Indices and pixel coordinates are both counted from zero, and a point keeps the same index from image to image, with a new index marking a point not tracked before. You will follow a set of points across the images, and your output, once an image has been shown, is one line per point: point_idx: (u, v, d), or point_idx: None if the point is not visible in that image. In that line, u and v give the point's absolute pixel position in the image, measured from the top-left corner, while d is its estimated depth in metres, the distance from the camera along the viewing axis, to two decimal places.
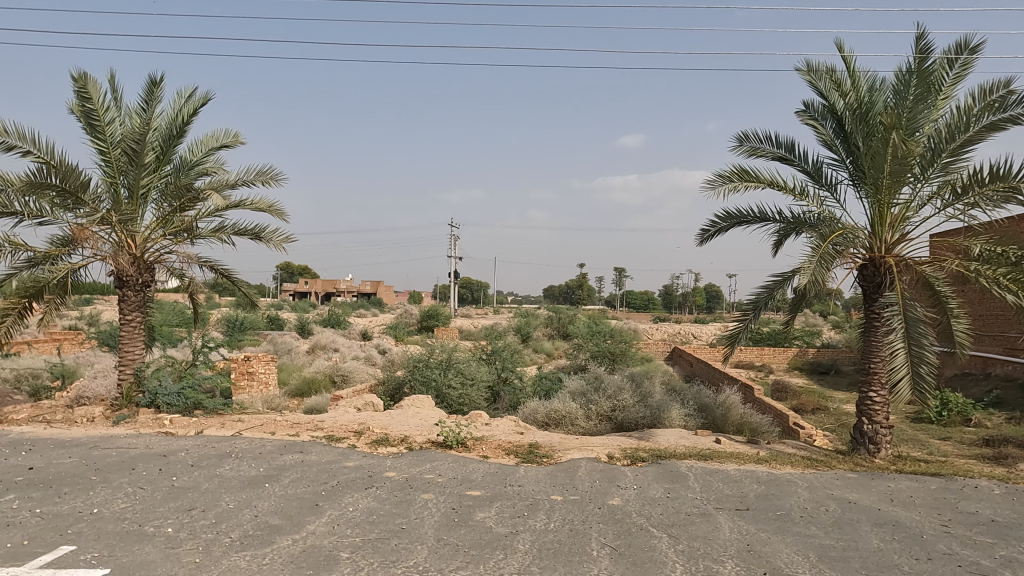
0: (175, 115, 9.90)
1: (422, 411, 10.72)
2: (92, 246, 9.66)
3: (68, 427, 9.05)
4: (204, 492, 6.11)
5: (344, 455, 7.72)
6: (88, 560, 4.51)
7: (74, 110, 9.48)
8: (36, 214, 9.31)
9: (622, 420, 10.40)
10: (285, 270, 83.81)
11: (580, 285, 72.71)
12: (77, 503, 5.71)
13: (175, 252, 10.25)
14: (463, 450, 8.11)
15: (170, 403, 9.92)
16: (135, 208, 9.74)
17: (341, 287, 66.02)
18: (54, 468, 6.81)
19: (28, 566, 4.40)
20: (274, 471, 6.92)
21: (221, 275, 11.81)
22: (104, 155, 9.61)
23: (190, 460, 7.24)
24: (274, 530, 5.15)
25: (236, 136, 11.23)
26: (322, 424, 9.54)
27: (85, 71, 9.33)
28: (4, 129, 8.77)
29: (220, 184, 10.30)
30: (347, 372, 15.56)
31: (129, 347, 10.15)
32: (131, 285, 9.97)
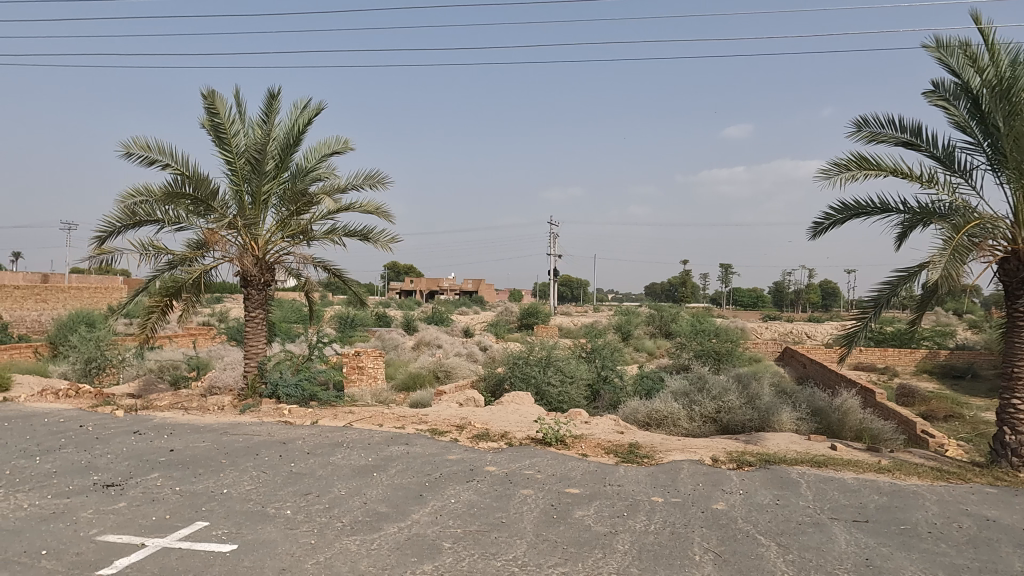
0: (292, 125, 10.59)
1: (522, 407, 10.85)
2: (221, 249, 10.54)
3: (203, 414, 9.95)
4: (319, 479, 6.50)
5: (446, 448, 7.95)
6: (220, 535, 4.95)
7: (205, 125, 10.36)
8: (174, 220, 10.26)
9: (728, 422, 9.98)
10: (392, 269, 87.55)
11: (683, 282, 70.74)
12: (210, 483, 6.27)
13: (292, 253, 10.96)
14: (562, 447, 8.13)
15: (289, 394, 10.66)
16: (257, 213, 10.52)
17: (445, 285, 68.02)
18: (190, 451, 7.51)
19: (171, 538, 4.89)
20: (382, 461, 7.26)
21: (333, 274, 12.52)
22: (231, 165, 10.45)
23: (306, 448, 7.75)
24: (382, 518, 5.40)
25: (346, 143, 11.87)
26: (426, 417, 9.89)
27: (214, 89, 10.18)
28: (146, 145, 9.74)
29: (333, 189, 10.90)
30: (451, 368, 16.06)
31: (253, 342, 10.97)
32: (255, 285, 10.78)
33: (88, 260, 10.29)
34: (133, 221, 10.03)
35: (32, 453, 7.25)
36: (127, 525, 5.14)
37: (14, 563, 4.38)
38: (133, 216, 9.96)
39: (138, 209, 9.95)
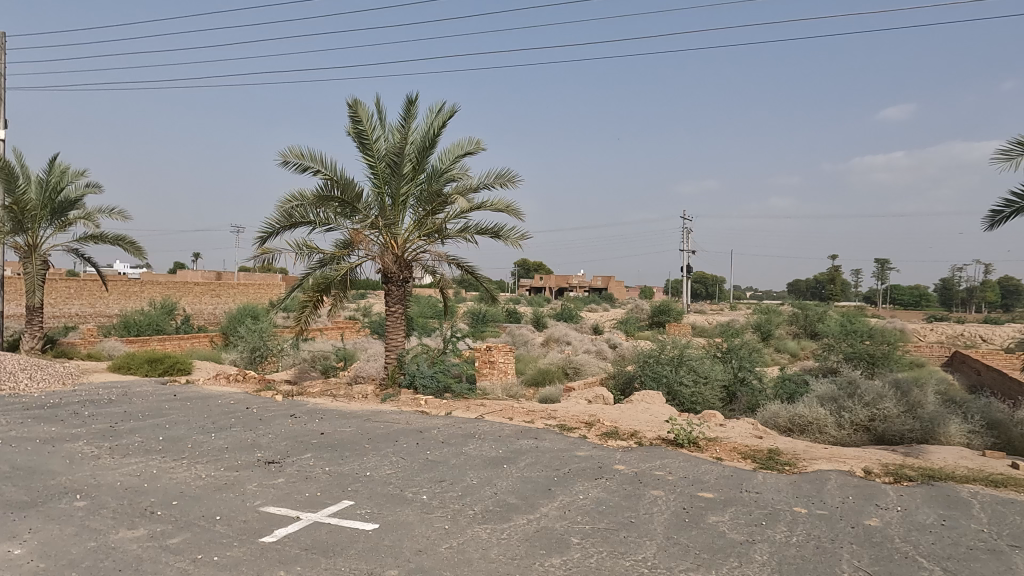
0: (428, 128, 11.09)
1: (653, 407, 10.60)
2: (365, 248, 11.29)
3: (349, 401, 10.72)
4: (452, 467, 6.77)
5: (575, 444, 7.96)
6: (363, 514, 5.31)
7: (350, 132, 11.13)
8: (324, 221, 11.12)
9: (884, 432, 9.10)
10: (522, 266, 89.17)
11: (832, 279, 65.55)
12: (355, 466, 6.75)
13: (428, 251, 11.47)
14: (695, 449, 7.84)
15: (425, 385, 11.19)
16: (396, 213, 11.13)
17: (575, 282, 68.23)
18: (338, 435, 8.11)
19: (321, 513, 5.32)
20: (512, 453, 7.42)
21: (466, 271, 12.94)
22: (373, 169, 11.14)
23: (441, 437, 8.09)
24: (512, 509, 5.52)
25: (478, 144, 12.23)
26: (555, 413, 9.96)
27: (357, 98, 10.91)
28: (300, 153, 10.64)
29: (466, 188, 11.27)
30: (579, 365, 16.07)
31: (392, 335, 11.63)
32: (395, 281, 11.42)
33: (253, 259, 11.45)
34: (290, 223, 11.00)
35: (209, 430, 8.21)
36: (285, 498, 5.67)
37: (194, 525, 4.98)
38: (290, 219, 10.93)
39: (294, 212, 10.89)
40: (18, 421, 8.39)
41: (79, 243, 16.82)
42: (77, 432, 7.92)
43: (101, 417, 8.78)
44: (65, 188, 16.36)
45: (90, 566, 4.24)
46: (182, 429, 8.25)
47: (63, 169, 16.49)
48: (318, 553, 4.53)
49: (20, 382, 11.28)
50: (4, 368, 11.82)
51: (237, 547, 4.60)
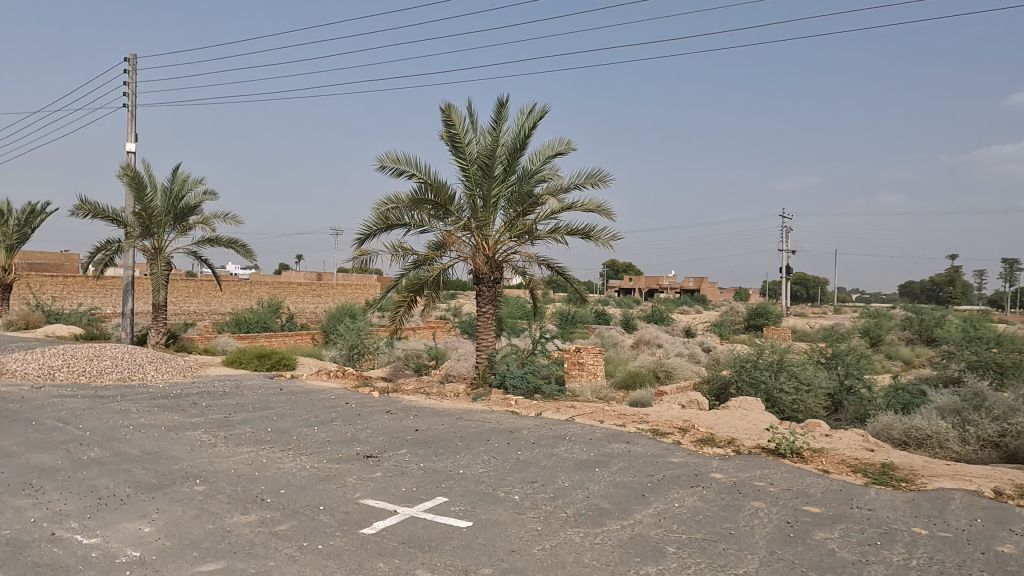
0: (518, 130, 11.16)
1: (751, 414, 10.15)
2: (457, 249, 11.51)
3: (441, 399, 10.96)
4: (543, 468, 6.76)
5: (669, 450, 7.75)
6: (457, 511, 5.39)
7: (443, 136, 11.37)
8: (419, 223, 11.42)
9: (1016, 449, 8.24)
10: (611, 267, 88.21)
11: (951, 281, 60.45)
12: (448, 463, 6.88)
13: (519, 252, 11.54)
14: (798, 460, 7.43)
15: (515, 385, 11.26)
16: (488, 215, 11.27)
17: (665, 283, 66.67)
18: (432, 432, 8.31)
19: (417, 508, 5.45)
20: (603, 457, 7.32)
21: (556, 272, 12.92)
22: (465, 171, 11.33)
23: (531, 438, 8.10)
24: (605, 513, 5.43)
25: (569, 144, 12.17)
26: (647, 417, 9.74)
27: (450, 102, 11.13)
28: (396, 158, 10.99)
29: (557, 189, 11.25)
30: (671, 369, 15.66)
31: (483, 335, 11.79)
32: (486, 282, 11.56)
33: (352, 260, 11.92)
34: (386, 226, 11.38)
35: (312, 423, 8.64)
36: (383, 492, 5.85)
37: (301, 514, 5.24)
38: (386, 221, 11.29)
39: (390, 215, 11.26)
40: (146, 410, 9.17)
41: (197, 246, 18.20)
42: (196, 421, 8.56)
43: (217, 408, 9.45)
44: (186, 195, 17.76)
45: (209, 547, 4.54)
46: (288, 422, 8.72)
47: (184, 178, 17.91)
48: (414, 547, 4.64)
49: (148, 373, 12.34)
50: (135, 360, 12.97)
51: (339, 536, 4.79)
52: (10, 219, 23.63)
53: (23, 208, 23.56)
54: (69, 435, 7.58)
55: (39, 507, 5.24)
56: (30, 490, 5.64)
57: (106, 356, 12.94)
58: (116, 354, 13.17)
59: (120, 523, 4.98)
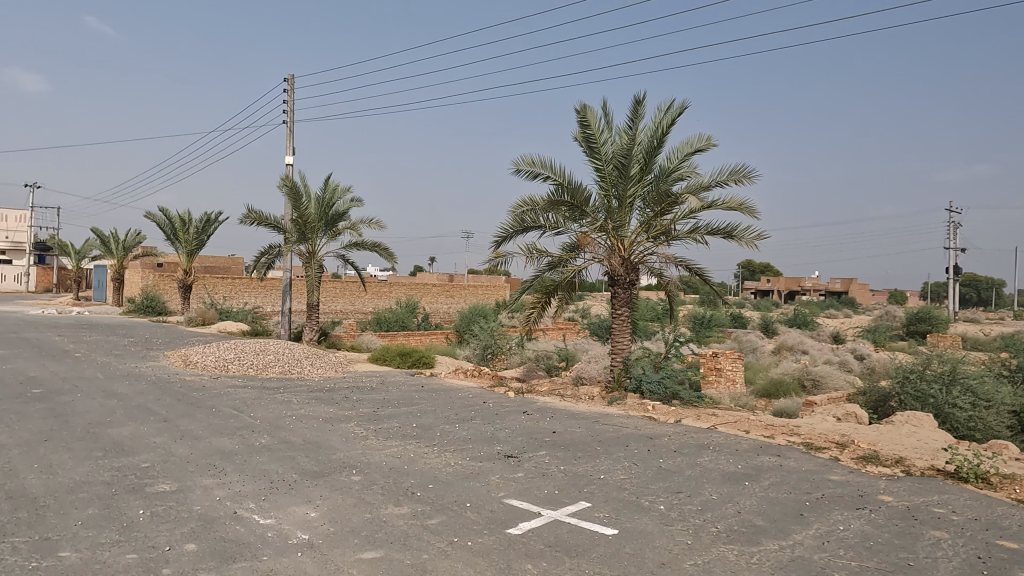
0: (656, 127, 10.86)
1: (920, 431, 9.14)
2: (592, 251, 11.41)
3: (576, 401, 10.90)
4: (689, 479, 6.48)
5: (826, 466, 7.15)
6: (601, 518, 5.30)
7: (578, 137, 11.32)
8: (553, 225, 11.46)
9: None
10: (747, 268, 83.89)
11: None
12: (589, 467, 6.80)
13: (656, 253, 11.23)
14: (983, 487, 6.56)
15: (652, 390, 10.93)
16: (624, 215, 11.07)
17: (808, 285, 62.31)
18: (569, 434, 8.28)
19: (561, 512, 5.43)
20: (752, 470, 6.90)
21: (694, 273, 12.42)
22: (601, 172, 11.21)
23: (673, 445, 7.83)
24: (760, 531, 5.10)
25: (709, 140, 11.66)
26: (798, 429, 9.07)
27: (586, 103, 11.06)
28: (532, 161, 11.09)
29: (696, 187, 10.81)
30: (820, 378, 14.53)
31: (618, 338, 11.58)
32: (621, 284, 11.35)
33: (489, 262, 12.19)
34: (522, 228, 11.52)
35: (453, 420, 8.93)
36: (526, 493, 5.90)
37: (449, 509, 5.40)
38: (522, 223, 11.43)
39: (525, 217, 11.39)
40: (306, 401, 9.95)
41: (345, 250, 19.52)
42: (349, 414, 9.15)
43: (366, 402, 10.04)
44: (336, 203, 19.12)
45: (368, 536, 4.80)
46: (431, 418, 9.07)
47: (335, 187, 19.28)
48: (561, 551, 4.62)
49: (305, 367, 13.41)
50: (294, 355, 14.13)
51: (487, 535, 4.87)
52: (191, 227, 26.76)
53: (201, 217, 26.58)
54: (243, 422, 8.39)
55: (222, 487, 5.82)
56: (214, 470, 6.29)
57: (270, 351, 14.20)
58: (278, 349, 14.42)
59: (290, 506, 5.39)
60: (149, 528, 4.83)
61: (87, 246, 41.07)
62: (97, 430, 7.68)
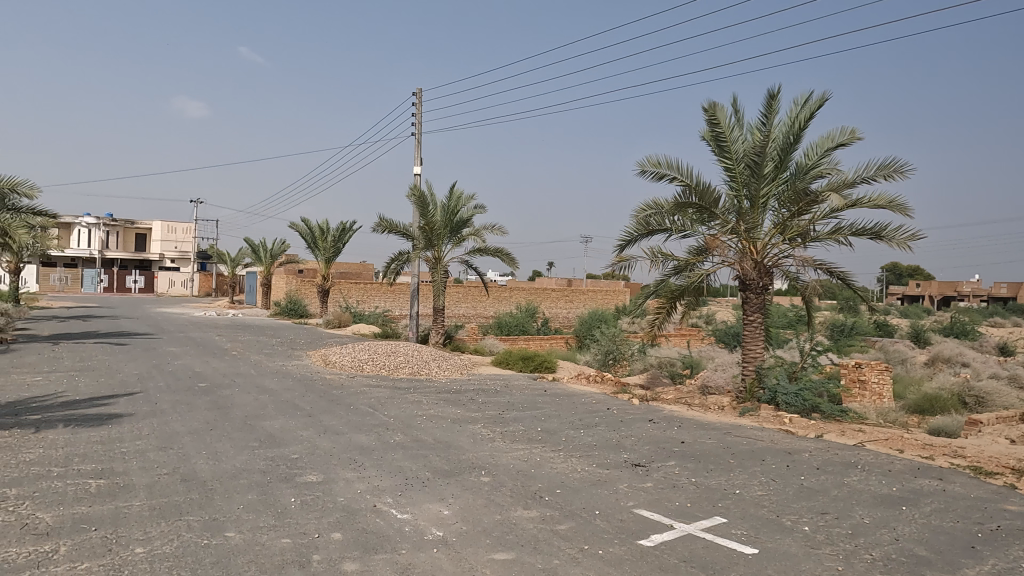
0: (792, 122, 10.23)
1: None
2: (721, 254, 10.93)
3: (705, 412, 10.46)
4: (835, 499, 6.00)
5: (1001, 495, 6.33)
6: (739, 535, 5.03)
7: (707, 137, 10.92)
8: (680, 228, 11.12)
9: None
10: (893, 271, 76.86)
11: None
12: (722, 481, 6.49)
13: (792, 256, 10.56)
14: None
15: (789, 403, 10.24)
16: (756, 216, 10.51)
17: (966, 290, 56.01)
18: (700, 445, 7.96)
19: (695, 526, 5.22)
20: (909, 494, 6.25)
21: (835, 278, 11.54)
22: (731, 171, 10.73)
23: (815, 462, 7.28)
24: (923, 563, 4.61)
25: (852, 133, 10.80)
26: (963, 451, 8.12)
27: (715, 101, 10.64)
28: (657, 162, 10.83)
29: (838, 184, 10.05)
30: (985, 395, 12.97)
31: (750, 346, 10.99)
32: (753, 288, 10.76)
33: (612, 266, 12.03)
34: (647, 232, 11.27)
35: (578, 426, 8.88)
36: (657, 504, 5.73)
37: (578, 516, 5.35)
38: (647, 227, 11.19)
39: (651, 220, 11.14)
40: (435, 402, 10.32)
41: (469, 256, 20.10)
42: (476, 416, 9.37)
43: (492, 405, 10.25)
44: (461, 210, 19.73)
45: (499, 537, 4.86)
46: (555, 423, 9.08)
47: (459, 195, 19.92)
48: (696, 567, 4.43)
49: (433, 369, 13.94)
50: (422, 357, 14.73)
51: (618, 545, 4.77)
52: (329, 236, 28.74)
53: (337, 226, 28.48)
54: (379, 420, 8.84)
55: (362, 481, 6.16)
56: (355, 464, 6.67)
57: (400, 353, 14.88)
58: (408, 351, 15.11)
59: (424, 503, 5.59)
60: (300, 515, 5.20)
61: (240, 254, 45.35)
62: (253, 422, 8.41)
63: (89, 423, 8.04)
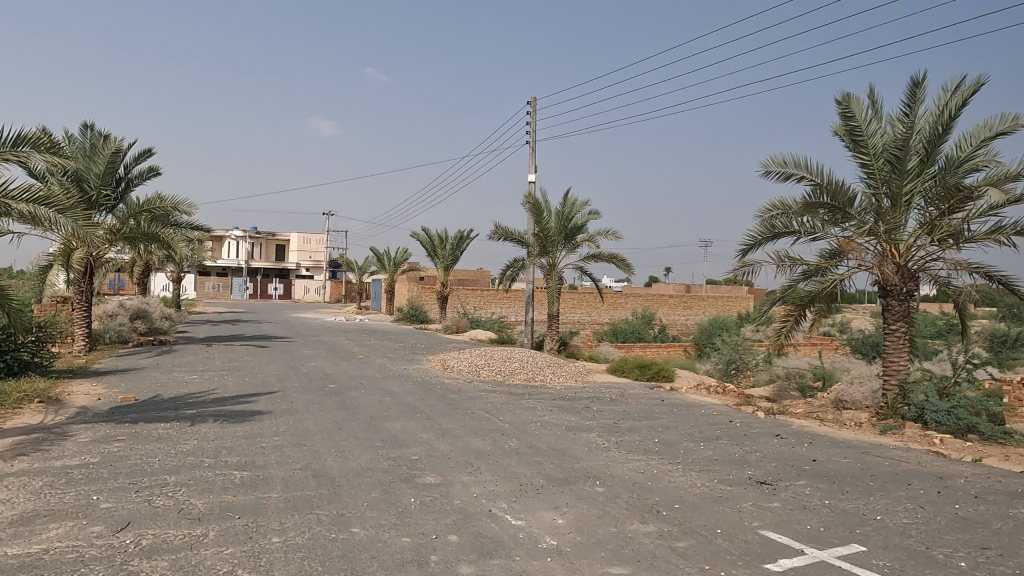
0: (940, 111, 9.26)
1: None
2: (857, 257, 10.08)
3: (839, 428, 9.68)
4: (999, 533, 5.30)
5: None
6: (881, 566, 4.58)
7: (840, 132, 10.16)
8: (810, 231, 10.41)
9: None
10: None
11: None
12: (860, 505, 5.94)
13: (942, 259, 9.54)
14: None
15: (938, 421, 9.19)
16: (899, 216, 9.61)
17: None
18: (834, 465, 7.36)
19: (829, 552, 4.82)
20: None
21: (996, 283, 10.28)
22: (868, 168, 9.91)
23: (973, 490, 6.49)
24: None
25: (1016, 119, 9.60)
26: None
27: (849, 92, 9.88)
28: (784, 161, 10.22)
29: (998, 178, 8.97)
30: None
31: (893, 357, 10.04)
32: (896, 295, 9.84)
33: (733, 272, 11.48)
34: (772, 235, 10.65)
35: (698, 438, 8.53)
36: (785, 526, 5.35)
37: (698, 534, 5.12)
38: (772, 230, 10.58)
39: (777, 223, 10.53)
40: (549, 409, 10.33)
41: (584, 262, 20.01)
42: (591, 424, 9.27)
43: (607, 413, 10.10)
44: (575, 216, 19.71)
45: (615, 550, 4.75)
46: (674, 434, 8.78)
47: (574, 201, 19.90)
48: None
49: (547, 376, 13.97)
50: (537, 363, 14.82)
51: (742, 567, 4.51)
52: (448, 244, 29.74)
53: (456, 234, 29.41)
54: (495, 425, 8.98)
55: (478, 485, 6.27)
56: (471, 468, 6.81)
57: (516, 359, 15.07)
58: (523, 357, 15.26)
59: (538, 510, 5.59)
60: (419, 515, 5.37)
61: (366, 263, 48.01)
62: (377, 423, 8.83)
63: (234, 419, 8.82)
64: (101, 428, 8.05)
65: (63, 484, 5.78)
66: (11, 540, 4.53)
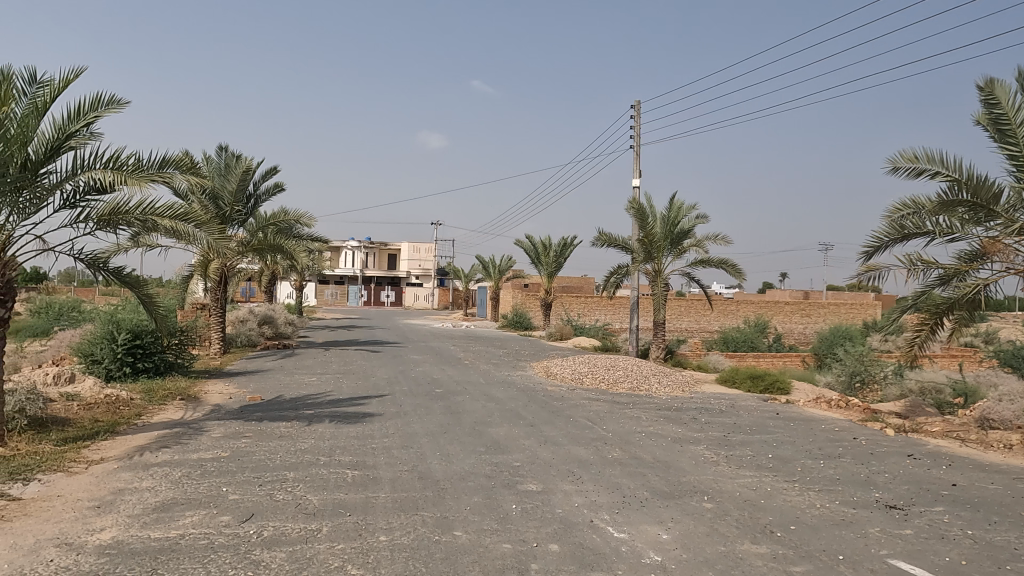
0: None
1: None
2: (1004, 260, 9.03)
3: (985, 450, 8.67)
4: None
5: None
6: None
7: (982, 121, 9.19)
8: (946, 231, 9.43)
9: None
10: None
11: None
12: (1012, 538, 5.28)
13: None
14: None
15: None
16: None
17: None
18: (978, 491, 6.61)
19: None
20: None
21: None
22: (1017, 159, 8.88)
23: None
24: None
25: None
26: None
27: (993, 77, 8.93)
28: (914, 156, 9.37)
29: None
30: None
31: None
32: None
33: (857, 277, 10.64)
34: (902, 236, 9.75)
35: (817, 456, 7.96)
36: (919, 556, 4.86)
37: (817, 559, 4.75)
38: (902, 230, 9.70)
39: (907, 222, 9.66)
40: (654, 419, 10.04)
41: (691, 268, 19.37)
42: (699, 436, 8.90)
43: (716, 426, 9.67)
44: (681, 221, 19.16)
45: (723, 571, 4.51)
46: (790, 450, 8.25)
47: (680, 205, 19.35)
48: None
49: (652, 385, 13.60)
50: (642, 372, 14.46)
51: None
52: (551, 251, 29.83)
53: (559, 241, 29.47)
54: (597, 434, 8.85)
55: (580, 494, 6.19)
56: (573, 477, 6.75)
57: (620, 367, 14.80)
58: (627, 365, 14.95)
59: (642, 524, 5.43)
60: (521, 522, 5.37)
61: (472, 270, 49.13)
62: (481, 428, 8.96)
63: (348, 420, 9.27)
64: (231, 425, 8.74)
65: (198, 476, 6.31)
66: (154, 525, 5.00)
